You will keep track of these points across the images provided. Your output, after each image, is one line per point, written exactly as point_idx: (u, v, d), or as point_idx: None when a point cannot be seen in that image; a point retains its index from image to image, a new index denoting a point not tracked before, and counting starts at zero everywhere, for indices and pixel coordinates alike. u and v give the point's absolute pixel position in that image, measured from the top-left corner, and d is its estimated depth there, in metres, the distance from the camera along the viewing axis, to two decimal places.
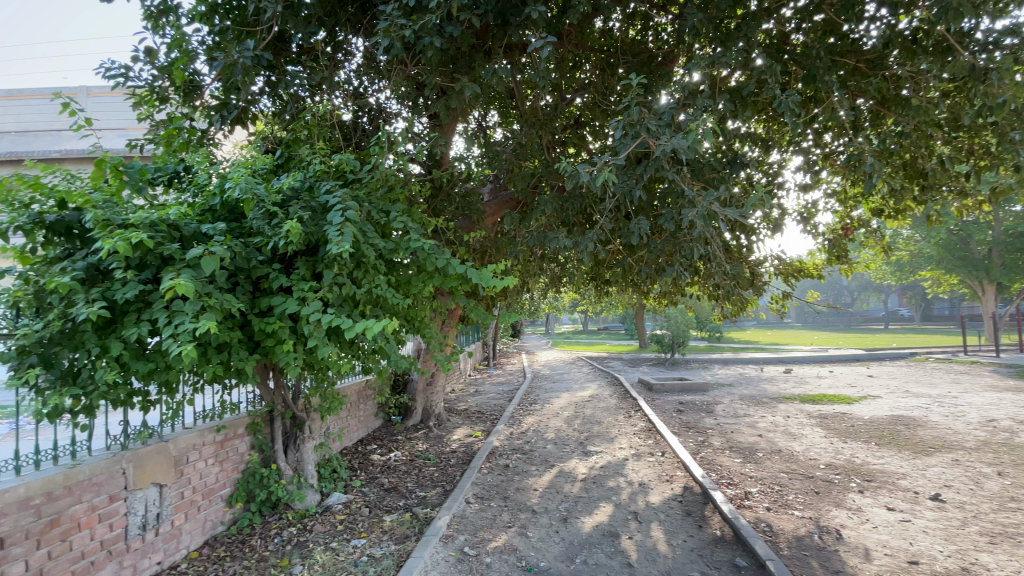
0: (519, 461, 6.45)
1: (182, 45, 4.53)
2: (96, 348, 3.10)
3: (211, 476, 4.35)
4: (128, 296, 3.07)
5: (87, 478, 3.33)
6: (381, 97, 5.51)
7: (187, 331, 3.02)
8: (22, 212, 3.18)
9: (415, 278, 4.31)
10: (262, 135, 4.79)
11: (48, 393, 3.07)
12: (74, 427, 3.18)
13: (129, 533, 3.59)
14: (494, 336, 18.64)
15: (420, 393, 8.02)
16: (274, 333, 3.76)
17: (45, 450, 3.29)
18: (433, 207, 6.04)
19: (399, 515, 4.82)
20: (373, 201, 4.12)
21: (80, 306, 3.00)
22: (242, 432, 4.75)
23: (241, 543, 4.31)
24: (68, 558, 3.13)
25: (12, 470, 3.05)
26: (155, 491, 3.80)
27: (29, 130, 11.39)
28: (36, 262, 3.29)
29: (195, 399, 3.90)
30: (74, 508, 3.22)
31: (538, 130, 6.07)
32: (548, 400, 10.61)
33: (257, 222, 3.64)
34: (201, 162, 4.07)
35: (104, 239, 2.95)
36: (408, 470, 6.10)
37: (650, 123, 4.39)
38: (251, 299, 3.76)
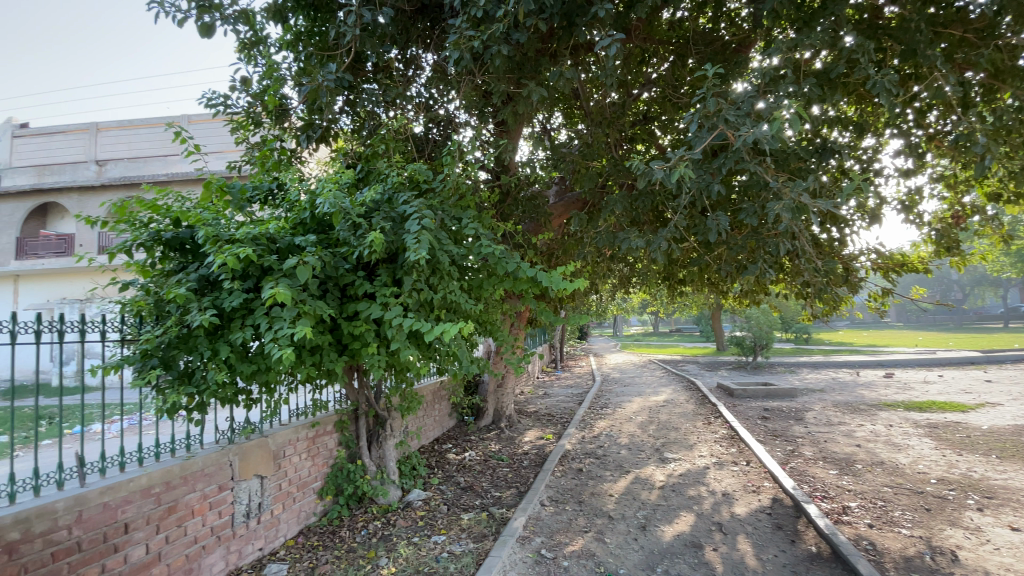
0: (593, 465, 6.36)
1: (272, 73, 4.91)
2: (208, 351, 3.44)
3: (304, 470, 4.69)
4: (233, 304, 3.39)
5: (200, 469, 3.70)
6: (450, 108, 5.67)
7: (285, 335, 3.29)
8: (145, 231, 3.61)
9: (488, 282, 4.38)
10: (343, 152, 5.10)
11: (170, 391, 3.45)
12: (190, 423, 3.55)
13: (235, 520, 3.95)
14: (562, 338, 18.54)
15: (491, 394, 8.14)
16: (359, 337, 3.99)
17: (167, 442, 3.70)
18: (502, 212, 6.12)
19: (477, 514, 4.91)
20: (446, 209, 4.25)
21: (195, 313, 3.35)
22: (330, 429, 5.07)
23: (332, 534, 4.59)
24: (184, 541, 3.50)
25: (141, 459, 3.46)
26: (257, 482, 4.15)
27: (145, 157, 12.91)
28: (157, 275, 3.71)
29: (291, 398, 4.22)
30: (189, 496, 3.59)
31: (605, 129, 5.98)
32: (620, 404, 10.38)
33: (342, 233, 3.87)
34: (291, 180, 4.40)
35: (215, 253, 3.29)
36: (482, 470, 6.22)
37: (728, 114, 4.17)
38: (339, 304, 4.01)
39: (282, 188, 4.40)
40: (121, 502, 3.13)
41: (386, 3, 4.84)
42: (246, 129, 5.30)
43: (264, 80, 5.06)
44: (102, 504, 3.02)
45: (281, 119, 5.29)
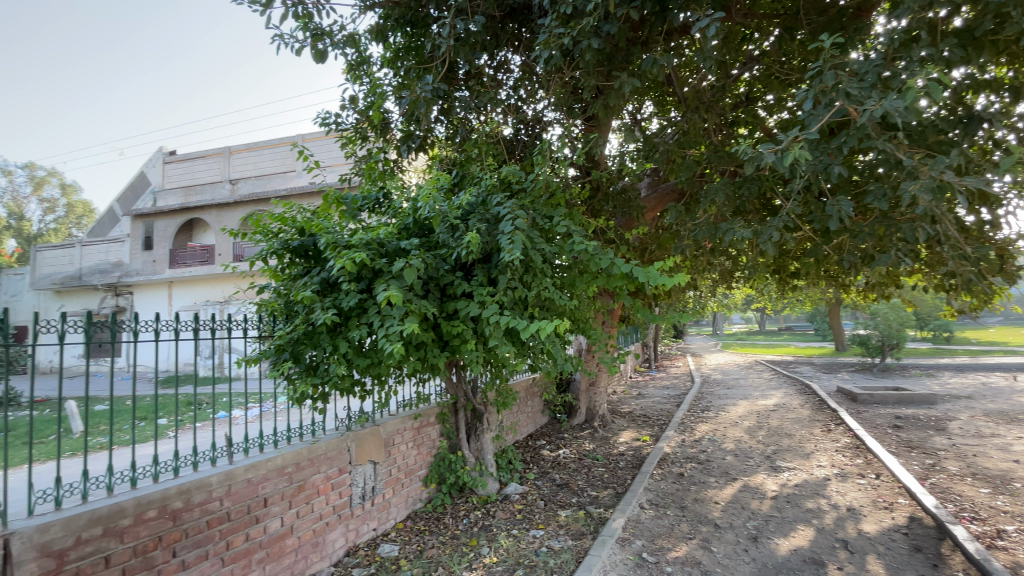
0: (695, 471, 6.06)
1: (378, 90, 5.24)
2: (329, 346, 3.81)
3: (411, 458, 5.00)
4: (349, 304, 3.70)
5: (324, 452, 4.10)
6: (540, 107, 5.70)
7: (395, 332, 3.53)
8: (277, 240, 4.07)
9: (581, 279, 4.35)
10: (439, 158, 5.34)
11: (299, 382, 3.86)
12: (316, 411, 3.94)
13: (353, 501, 4.32)
14: (655, 336, 17.87)
15: (584, 393, 8.07)
16: (459, 334, 4.16)
17: (296, 428, 4.14)
18: (593, 208, 6.05)
19: (574, 512, 4.92)
20: (538, 208, 4.27)
21: (319, 312, 3.72)
22: (433, 420, 5.36)
23: (437, 520, 4.85)
24: (311, 517, 3.91)
25: (276, 442, 3.90)
26: (370, 467, 4.52)
27: (269, 174, 14.56)
28: (286, 279, 4.17)
29: (399, 390, 4.53)
30: (315, 476, 4.00)
31: (703, 115, 5.65)
32: (722, 407, 9.79)
33: (442, 236, 4.06)
34: (394, 188, 4.70)
35: (335, 258, 3.63)
36: (577, 468, 6.20)
37: (850, 87, 3.75)
38: (440, 303, 4.21)
39: (387, 197, 4.70)
40: (261, 479, 3.55)
41: (477, 12, 4.99)
42: (352, 143, 5.73)
43: (368, 96, 5.42)
44: (246, 480, 3.45)
45: (384, 131, 5.66)
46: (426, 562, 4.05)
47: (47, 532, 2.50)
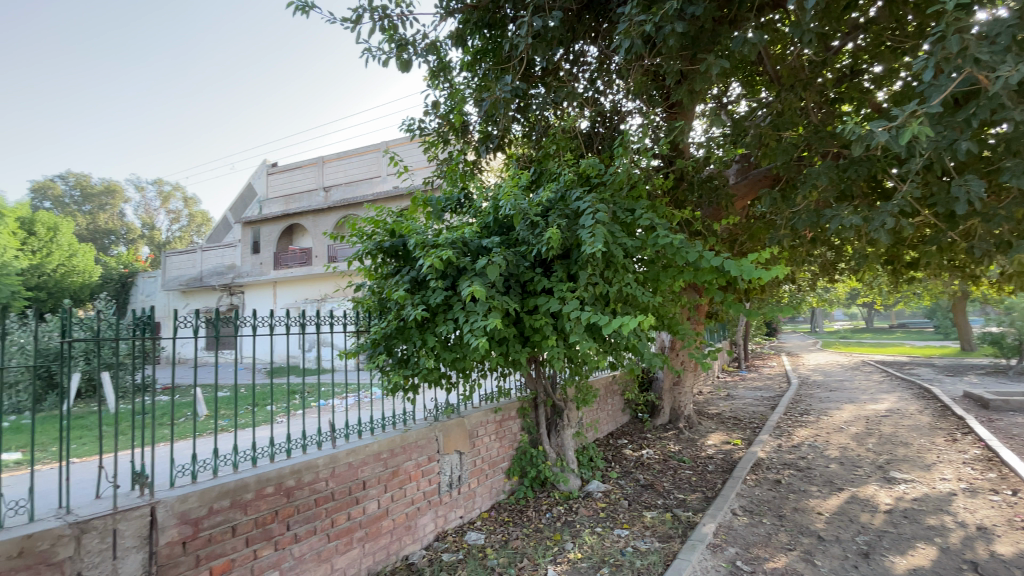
0: (794, 478, 5.63)
1: (459, 93, 5.34)
2: (419, 341, 4.00)
3: (494, 450, 5.13)
4: (437, 300, 3.85)
5: (414, 441, 4.32)
6: (618, 98, 5.56)
7: (480, 327, 3.63)
8: (370, 242, 4.34)
9: (665, 273, 4.18)
10: (517, 156, 5.40)
11: (392, 374, 4.09)
12: (407, 402, 4.14)
13: (442, 488, 4.52)
14: (744, 335, 16.82)
15: (667, 392, 7.77)
16: (540, 329, 4.19)
17: (388, 417, 4.40)
18: (677, 199, 5.82)
19: (660, 514, 4.78)
20: (618, 201, 4.16)
21: (409, 309, 3.92)
22: (514, 415, 5.46)
23: (520, 512, 4.93)
24: (404, 500, 4.15)
25: (371, 429, 4.17)
26: (457, 456, 4.69)
27: (357, 181, 15.56)
28: (378, 278, 4.43)
29: (483, 384, 4.65)
30: (407, 463, 4.22)
31: (799, 94, 5.21)
32: (823, 411, 9.00)
33: (522, 233, 4.09)
34: (476, 188, 4.82)
35: (424, 257, 3.80)
36: (663, 470, 6.02)
37: (984, 48, 3.27)
38: (521, 299, 4.25)
39: (469, 197, 4.80)
40: (359, 463, 3.81)
41: (554, 7, 4.96)
42: (433, 147, 5.91)
43: (447, 99, 5.55)
44: (347, 463, 3.72)
45: (463, 134, 5.77)
46: (511, 552, 4.14)
47: (186, 502, 2.84)
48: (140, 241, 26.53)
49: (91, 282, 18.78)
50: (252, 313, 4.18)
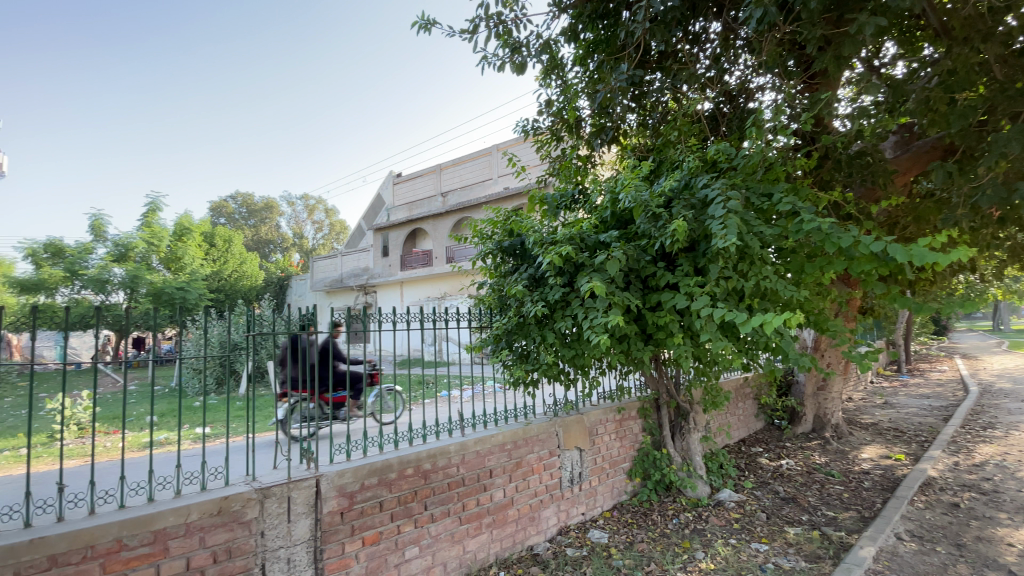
0: (978, 503, 4.71)
1: (575, 87, 5.18)
2: (538, 337, 4.03)
3: (615, 450, 5.05)
4: (556, 296, 3.86)
5: (537, 434, 4.41)
6: (746, 74, 5.14)
7: (601, 324, 3.56)
8: (492, 242, 4.52)
9: (809, 264, 3.75)
10: (635, 148, 5.21)
11: (514, 368, 4.19)
12: (528, 396, 4.21)
13: (563, 483, 4.55)
14: (904, 334, 14.50)
15: (809, 398, 7.00)
16: (664, 326, 4.01)
17: (511, 410, 4.53)
18: (820, 179, 5.23)
19: (805, 531, 4.32)
20: (752, 186, 3.83)
21: (529, 305, 3.97)
22: (635, 415, 5.32)
23: (644, 515, 4.79)
24: (528, 492, 4.25)
25: (495, 421, 4.33)
26: (577, 453, 4.70)
27: (471, 184, 16.33)
28: (498, 276, 4.58)
29: (603, 381, 4.58)
30: (530, 455, 4.32)
31: (982, 45, 4.34)
32: (1018, 425, 7.42)
33: (643, 226, 3.94)
34: (591, 184, 4.73)
35: (543, 254, 3.82)
36: (806, 483, 5.43)
37: None
38: (643, 295, 4.11)
39: (586, 193, 4.72)
40: (486, 452, 3.99)
41: None
42: (546, 145, 5.87)
43: (560, 96, 5.47)
44: (475, 451, 3.92)
45: (574, 131, 5.61)
46: (637, 554, 4.04)
47: (342, 477, 3.20)
48: (292, 248, 30.61)
49: (257, 285, 22.13)
50: (383, 310, 4.54)
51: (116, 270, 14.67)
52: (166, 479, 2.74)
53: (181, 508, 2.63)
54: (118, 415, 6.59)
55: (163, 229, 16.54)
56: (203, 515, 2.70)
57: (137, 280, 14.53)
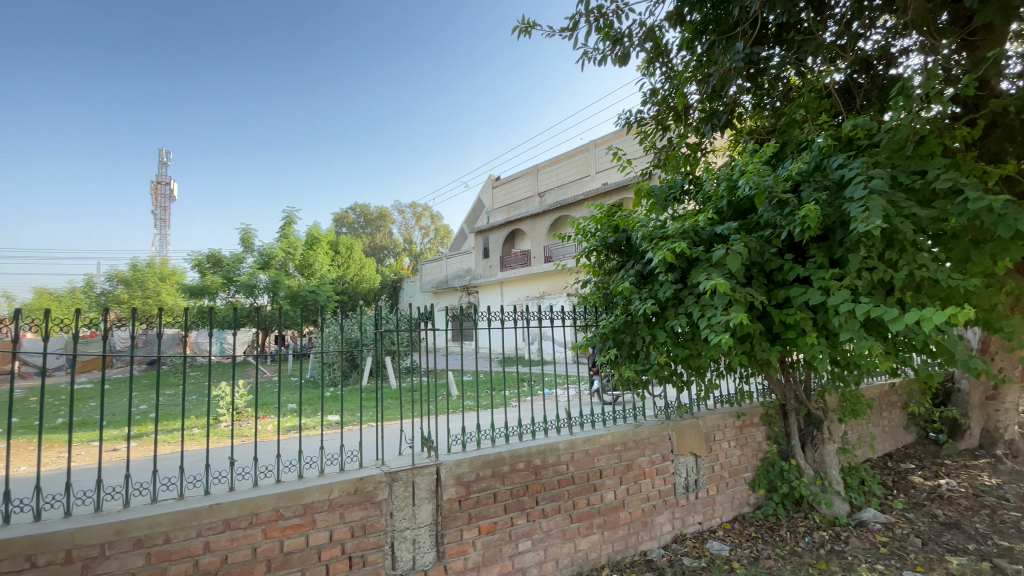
0: None
1: (684, 72, 4.88)
2: (649, 336, 3.83)
3: (735, 458, 4.72)
4: (668, 293, 3.63)
5: (648, 437, 4.25)
6: (886, 37, 4.50)
7: (721, 323, 3.32)
8: (596, 239, 4.30)
9: (978, 250, 3.20)
10: (752, 132, 4.81)
11: (623, 368, 4.06)
12: (639, 397, 4.06)
13: (678, 490, 4.35)
14: None
15: (975, 409, 5.95)
16: (794, 325, 3.65)
17: (619, 411, 4.42)
18: (989, 151, 4.43)
19: (975, 563, 3.69)
20: (899, 163, 3.35)
21: (638, 303, 3.78)
22: (758, 421, 4.96)
23: (770, 529, 4.42)
24: (640, 496, 4.12)
25: (604, 421, 4.25)
26: (693, 459, 4.46)
27: (568, 182, 16.31)
28: (602, 274, 4.41)
29: (720, 384, 4.30)
30: (641, 458, 4.19)
31: None
32: None
33: (767, 215, 3.64)
34: (702, 173, 4.43)
35: (653, 249, 3.63)
36: (975, 508, 4.63)
37: None
38: (766, 290, 3.79)
39: (697, 182, 4.44)
40: (596, 452, 3.94)
41: None
42: (649, 136, 5.63)
43: (665, 84, 5.22)
44: (585, 450, 3.88)
45: (681, 120, 5.31)
46: (764, 571, 3.73)
47: (460, 467, 3.36)
48: (403, 253, 32.84)
49: (374, 287, 24.12)
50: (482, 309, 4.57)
51: (261, 276, 16.94)
52: (339, 454, 3.21)
53: (324, 485, 2.94)
54: (267, 401, 7.57)
55: (297, 239, 18.71)
56: (342, 493, 2.99)
57: (277, 285, 16.64)
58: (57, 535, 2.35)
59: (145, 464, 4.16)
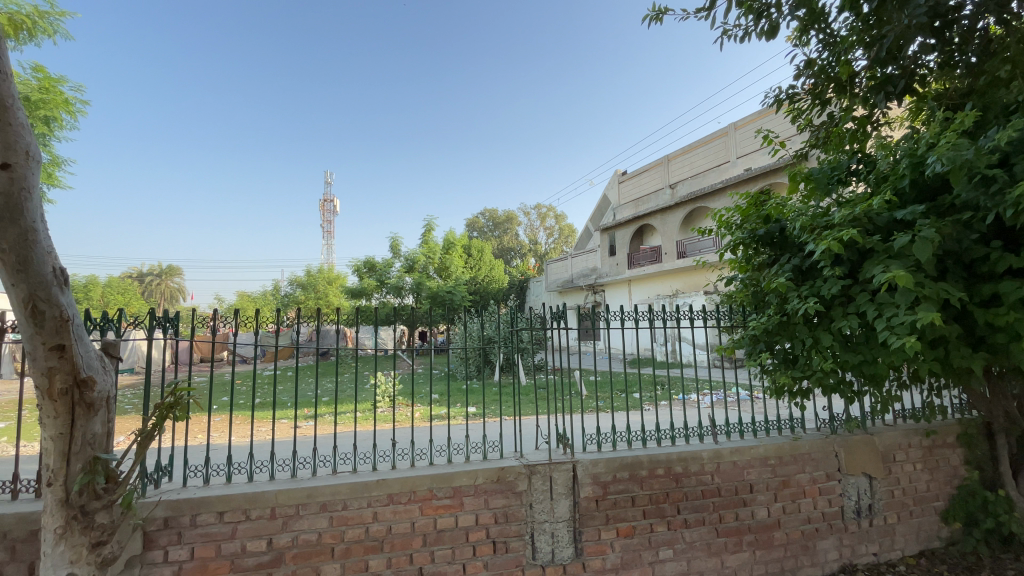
0: None
1: (846, 38, 4.22)
2: (810, 339, 3.37)
3: (920, 483, 4.03)
4: (835, 291, 3.17)
5: (808, 452, 3.79)
6: None
7: (905, 324, 2.82)
8: (743, 232, 3.87)
9: None
10: (937, 97, 4.00)
11: (777, 374, 3.64)
12: (798, 408, 3.62)
13: (846, 514, 3.84)
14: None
15: None
16: (1007, 328, 2.97)
17: (773, 421, 4.00)
18: None
19: None
20: None
21: (796, 302, 3.35)
22: (953, 442, 4.17)
23: (970, 571, 3.69)
24: (799, 517, 3.70)
25: (754, 432, 3.88)
26: (865, 481, 3.89)
27: (704, 171, 15.27)
28: (750, 269, 3.96)
29: (902, 397, 3.67)
30: (800, 475, 3.76)
31: None
32: None
33: (966, 195, 3.01)
34: (875, 149, 3.81)
35: (814, 240, 3.20)
36: None
37: None
38: (967, 286, 3.15)
39: (868, 161, 3.82)
40: (745, 464, 3.63)
41: None
42: (803, 112, 5.00)
43: (824, 53, 4.58)
44: (732, 462, 3.60)
45: (844, 91, 4.61)
46: None
47: (596, 466, 3.34)
48: (529, 254, 33.71)
49: (503, 288, 25.14)
50: (610, 308, 4.40)
51: (407, 279, 18.72)
52: (487, 444, 3.40)
53: (470, 472, 3.15)
54: (413, 391, 8.33)
55: (436, 244, 20.32)
56: (486, 481, 3.17)
57: (420, 286, 18.22)
58: (265, 494, 2.86)
59: (323, 442, 4.85)
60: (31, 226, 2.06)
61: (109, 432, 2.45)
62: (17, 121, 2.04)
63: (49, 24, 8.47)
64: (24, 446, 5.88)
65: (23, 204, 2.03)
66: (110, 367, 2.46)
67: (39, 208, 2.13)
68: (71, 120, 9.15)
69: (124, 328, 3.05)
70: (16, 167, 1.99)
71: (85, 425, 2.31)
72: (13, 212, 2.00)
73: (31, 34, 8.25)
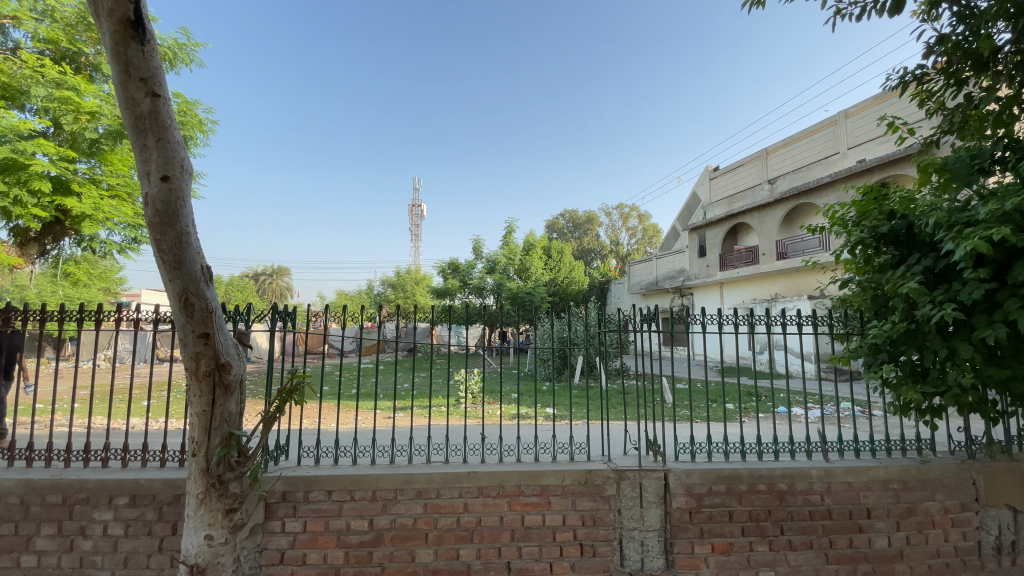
0: None
1: (986, 9, 3.61)
2: (943, 350, 2.95)
3: None
4: (977, 296, 2.75)
5: (939, 478, 3.35)
6: None
7: None
8: (862, 229, 3.48)
9: None
10: None
11: (900, 389, 3.22)
12: (928, 427, 3.19)
13: (983, 550, 3.36)
14: None
15: None
16: None
17: (895, 439, 3.57)
18: None
19: None
20: None
21: (927, 307, 2.95)
22: None
23: None
24: (926, 550, 3.28)
25: (872, 450, 3.49)
26: (1009, 514, 3.38)
27: (807, 164, 14.10)
28: (871, 270, 3.56)
29: None
30: (928, 503, 3.33)
31: None
32: None
33: None
34: None
35: (953, 238, 2.80)
36: None
37: None
38: None
39: (1018, 147, 3.17)
40: (862, 487, 3.29)
41: None
42: (933, 94, 4.34)
43: (958, 27, 3.95)
44: (846, 483, 3.28)
45: (986, 68, 3.95)
46: None
47: (691, 477, 3.20)
48: (611, 254, 33.04)
49: (584, 290, 24.96)
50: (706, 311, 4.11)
51: (488, 280, 19.25)
52: (574, 445, 3.39)
53: (558, 471, 3.15)
54: (498, 390, 8.56)
55: (517, 245, 20.65)
56: (574, 482, 3.16)
57: (501, 288, 18.63)
58: (367, 478, 3.08)
59: (418, 433, 5.16)
60: (185, 230, 2.38)
61: (242, 411, 2.74)
62: (173, 138, 2.37)
63: (186, 54, 9.75)
64: (169, 421, 6.86)
65: (179, 210, 2.36)
66: (240, 353, 2.76)
67: (191, 214, 2.46)
68: (203, 138, 10.46)
69: (251, 320, 3.42)
70: (174, 178, 2.33)
71: (223, 404, 2.61)
72: (170, 216, 2.33)
73: (172, 64, 9.57)
